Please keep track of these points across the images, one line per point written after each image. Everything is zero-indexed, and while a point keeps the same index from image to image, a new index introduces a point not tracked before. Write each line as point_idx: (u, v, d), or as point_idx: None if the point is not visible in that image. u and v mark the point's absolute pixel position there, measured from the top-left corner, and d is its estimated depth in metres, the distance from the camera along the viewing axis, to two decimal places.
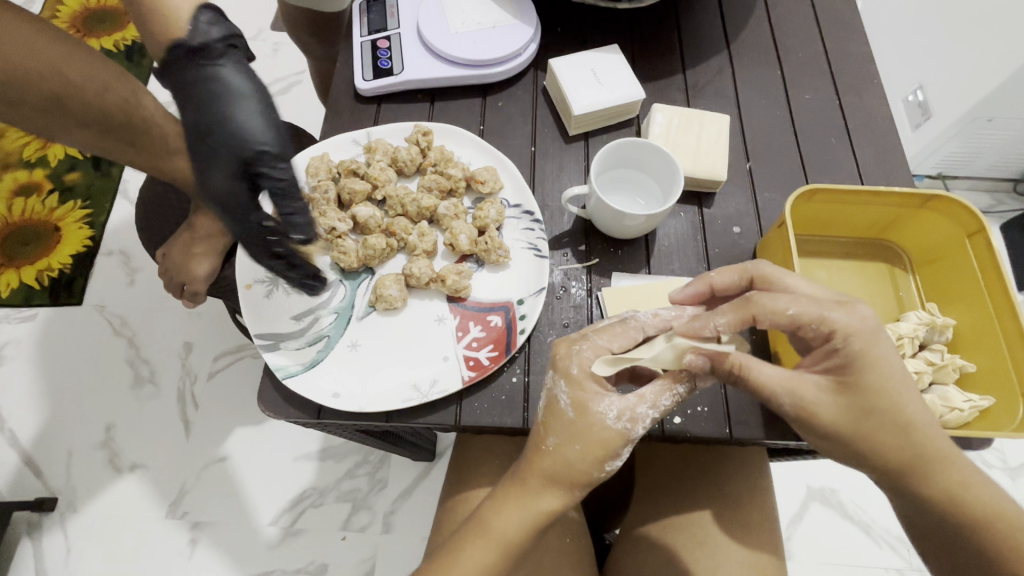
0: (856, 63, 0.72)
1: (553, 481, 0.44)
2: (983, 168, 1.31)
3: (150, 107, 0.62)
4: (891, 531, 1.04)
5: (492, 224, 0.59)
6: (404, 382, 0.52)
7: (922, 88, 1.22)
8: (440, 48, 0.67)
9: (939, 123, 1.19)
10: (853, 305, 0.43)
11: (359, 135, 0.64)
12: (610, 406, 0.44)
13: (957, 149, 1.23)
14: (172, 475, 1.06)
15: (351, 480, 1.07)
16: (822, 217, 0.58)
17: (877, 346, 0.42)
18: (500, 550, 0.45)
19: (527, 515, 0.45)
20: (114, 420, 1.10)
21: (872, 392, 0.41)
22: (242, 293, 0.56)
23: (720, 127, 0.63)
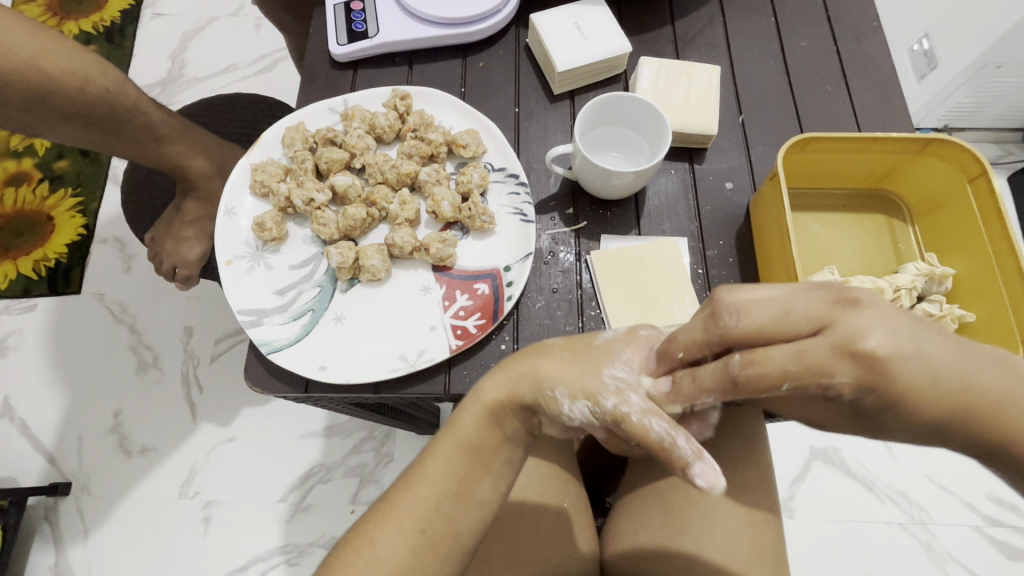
0: (854, 7, 0.69)
1: (513, 382, 0.44)
2: (991, 118, 1.27)
3: (114, 90, 0.67)
4: (893, 486, 1.04)
5: (476, 189, 0.58)
6: (390, 354, 0.52)
7: (927, 36, 1.17)
8: (415, 7, 0.64)
9: (945, 72, 1.14)
10: (862, 348, 0.30)
11: (335, 102, 0.61)
12: (617, 371, 0.42)
13: (964, 100, 1.19)
14: (182, 456, 1.07)
15: (358, 455, 1.08)
16: (815, 169, 0.56)
17: (904, 360, 0.30)
18: (460, 449, 0.44)
19: (480, 412, 0.44)
20: (122, 405, 1.10)
21: (918, 410, 0.31)
22: (224, 269, 0.54)
23: (711, 79, 0.61)
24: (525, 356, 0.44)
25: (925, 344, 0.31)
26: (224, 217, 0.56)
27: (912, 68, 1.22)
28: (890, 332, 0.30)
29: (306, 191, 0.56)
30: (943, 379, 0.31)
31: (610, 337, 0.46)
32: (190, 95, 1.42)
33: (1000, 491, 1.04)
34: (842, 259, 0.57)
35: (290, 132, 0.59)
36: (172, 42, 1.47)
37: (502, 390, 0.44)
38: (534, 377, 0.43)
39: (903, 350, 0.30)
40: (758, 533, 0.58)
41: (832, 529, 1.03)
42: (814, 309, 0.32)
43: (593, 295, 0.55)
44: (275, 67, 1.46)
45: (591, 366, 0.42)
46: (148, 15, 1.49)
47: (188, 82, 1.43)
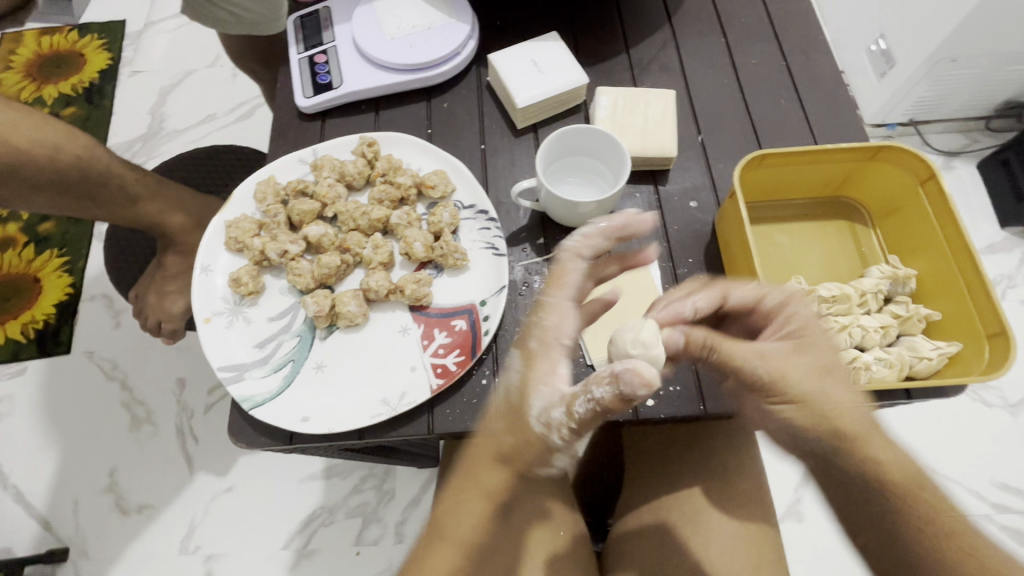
0: (799, 23, 0.72)
1: (496, 463, 0.47)
2: (955, 109, 1.31)
3: (85, 158, 0.69)
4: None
5: (447, 228, 0.59)
6: (372, 399, 0.52)
7: (883, 37, 1.22)
8: (375, 56, 0.66)
9: (904, 70, 1.18)
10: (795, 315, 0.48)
11: (305, 154, 0.63)
12: (542, 404, 0.44)
13: (926, 94, 1.23)
14: (181, 511, 1.06)
15: (359, 494, 1.07)
16: (775, 183, 0.58)
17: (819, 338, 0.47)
18: (460, 544, 0.49)
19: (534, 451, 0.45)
20: (117, 463, 1.09)
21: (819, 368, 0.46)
22: (203, 327, 0.55)
23: (666, 102, 0.62)
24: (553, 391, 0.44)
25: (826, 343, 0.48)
26: (200, 275, 0.57)
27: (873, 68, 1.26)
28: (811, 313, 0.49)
29: (279, 243, 0.57)
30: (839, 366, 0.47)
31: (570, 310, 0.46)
32: (171, 148, 1.44)
33: (1004, 477, 1.04)
34: (811, 267, 0.58)
35: (262, 187, 0.60)
36: (151, 97, 1.50)
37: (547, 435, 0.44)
38: (518, 460, 0.46)
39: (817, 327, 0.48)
40: (757, 548, 0.59)
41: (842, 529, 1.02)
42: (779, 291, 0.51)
43: None
44: (254, 113, 1.49)
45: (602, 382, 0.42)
46: (127, 72, 1.52)
47: (169, 135, 1.46)
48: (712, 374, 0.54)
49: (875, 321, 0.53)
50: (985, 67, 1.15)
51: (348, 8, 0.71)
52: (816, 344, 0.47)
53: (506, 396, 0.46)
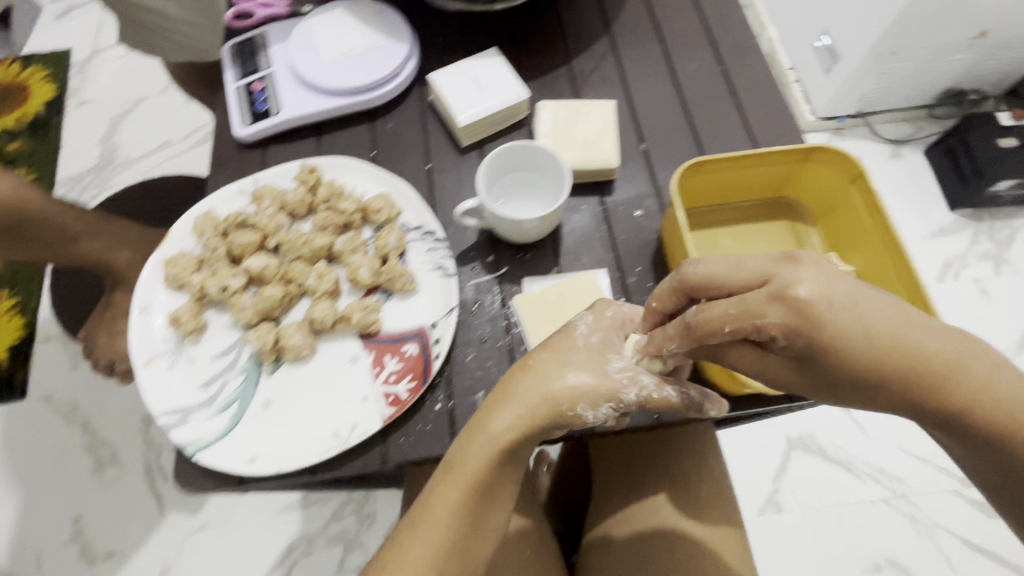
0: (734, 29, 0.74)
1: (528, 414, 0.44)
2: (900, 99, 1.34)
3: (20, 200, 0.67)
4: (871, 462, 1.07)
5: (393, 252, 0.58)
6: (323, 433, 0.51)
7: (827, 32, 1.25)
8: (313, 81, 0.65)
9: (849, 64, 1.21)
10: (793, 294, 0.35)
11: (245, 185, 0.62)
12: (620, 367, 0.46)
13: (873, 86, 1.26)
14: (153, 554, 1.02)
15: (339, 521, 1.04)
16: (716, 188, 0.58)
17: (832, 312, 0.35)
18: (469, 487, 0.44)
19: (492, 448, 0.44)
20: (81, 509, 1.05)
21: (842, 354, 0.35)
22: (142, 371, 0.53)
23: (607, 112, 0.63)
24: (526, 384, 0.45)
25: (850, 303, 0.35)
26: (138, 315, 0.55)
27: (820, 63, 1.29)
28: (820, 279, 0.36)
29: (219, 279, 0.55)
30: (880, 332, 0.35)
31: (586, 329, 0.48)
32: (125, 178, 1.40)
33: None
34: None
35: (200, 221, 0.59)
36: (100, 127, 1.45)
37: (513, 427, 0.44)
38: (552, 407, 0.44)
39: (831, 299, 0.35)
40: (723, 552, 0.60)
41: (820, 516, 1.04)
42: (762, 265, 0.38)
43: (522, 339, 0.56)
44: (209, 138, 1.46)
45: (595, 367, 0.45)
46: (73, 103, 1.47)
47: (122, 164, 1.41)
48: None
49: None
50: (924, 58, 1.19)
51: (285, 34, 0.70)
52: (836, 316, 0.35)
53: (578, 339, 0.47)
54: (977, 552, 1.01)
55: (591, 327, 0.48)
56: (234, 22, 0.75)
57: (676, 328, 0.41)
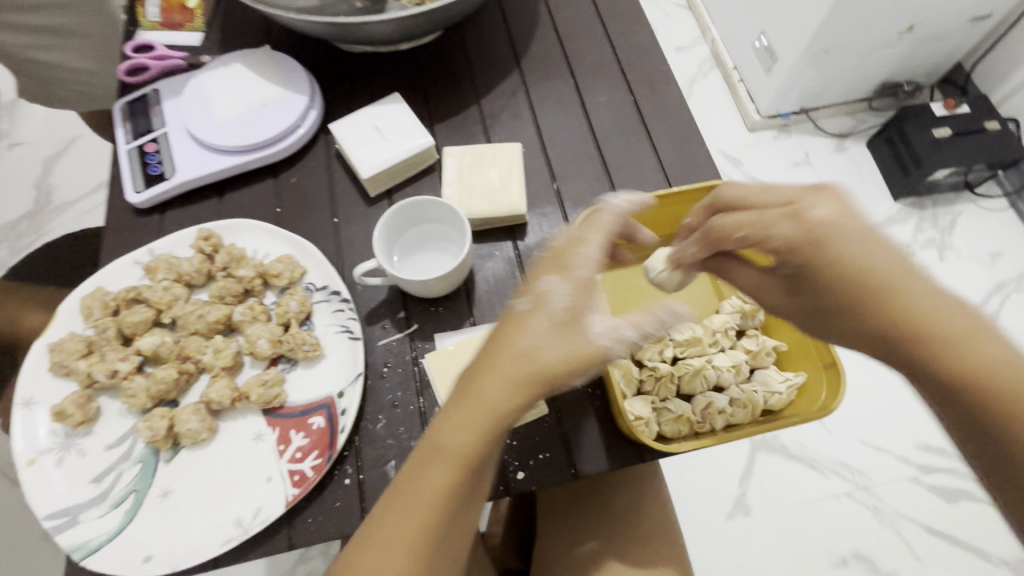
0: (645, 55, 0.73)
1: (513, 383, 0.38)
2: (839, 94, 1.34)
3: None
4: (834, 458, 1.08)
5: (296, 317, 0.56)
6: (223, 521, 0.48)
7: (764, 33, 1.27)
8: (207, 141, 0.63)
9: (786, 63, 1.22)
10: (808, 215, 0.40)
11: (139, 256, 0.59)
12: (599, 324, 0.39)
13: (813, 82, 1.27)
14: None
15: (306, 564, 0.97)
16: (625, 228, 0.58)
17: (845, 236, 0.39)
18: (456, 465, 0.38)
19: (486, 421, 0.38)
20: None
21: (833, 275, 0.39)
22: (27, 471, 0.50)
23: (512, 156, 0.62)
24: (510, 346, 0.38)
25: (860, 237, 0.39)
26: (21, 410, 0.52)
27: (759, 63, 1.30)
28: (833, 208, 0.40)
29: (108, 364, 0.52)
30: (875, 266, 0.38)
31: (557, 285, 0.40)
32: (63, 221, 1.32)
33: (926, 439, 1.09)
34: None
35: (87, 300, 0.56)
36: (34, 169, 1.37)
37: (505, 397, 0.38)
38: (539, 372, 0.38)
39: (842, 225, 0.40)
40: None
41: (786, 515, 1.05)
42: (786, 193, 0.43)
43: (434, 401, 0.54)
44: None
45: (573, 327, 0.39)
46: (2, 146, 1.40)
47: (60, 205, 1.33)
48: (581, 433, 0.52)
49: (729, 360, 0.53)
50: (857, 54, 1.20)
51: (179, 89, 0.68)
52: (851, 235, 0.39)
53: (551, 304, 0.39)
54: (942, 538, 1.03)
55: (560, 279, 0.41)
56: (127, 77, 0.70)
57: (697, 238, 0.47)
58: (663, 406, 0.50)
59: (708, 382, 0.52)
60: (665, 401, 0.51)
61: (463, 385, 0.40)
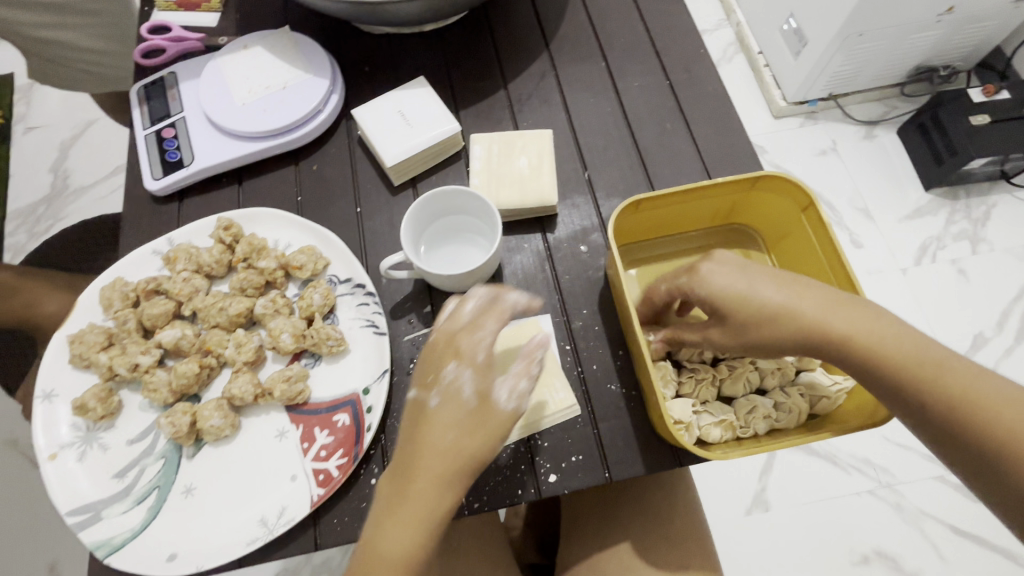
0: (679, 36, 0.70)
1: (441, 481, 0.41)
2: (870, 79, 1.28)
3: None
4: (856, 455, 1.05)
5: (319, 310, 0.54)
6: (249, 520, 0.47)
7: (793, 16, 1.20)
8: (227, 126, 0.61)
9: (816, 47, 1.15)
10: (699, 273, 0.45)
11: (158, 245, 0.57)
12: (502, 393, 0.43)
13: (841, 68, 1.20)
14: None
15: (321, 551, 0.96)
16: (663, 221, 0.55)
17: (745, 281, 0.44)
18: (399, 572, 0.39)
19: (421, 525, 0.40)
20: (57, 555, 0.97)
21: (747, 312, 0.43)
22: (48, 465, 0.49)
23: (543, 143, 0.59)
24: (422, 441, 0.41)
25: (759, 285, 0.43)
26: (42, 403, 0.51)
27: (787, 47, 1.24)
28: (726, 263, 0.45)
29: (128, 357, 0.51)
30: (770, 303, 0.43)
31: (453, 369, 0.43)
32: (77, 208, 1.31)
33: None
34: None
35: (106, 291, 0.54)
36: (51, 154, 1.36)
37: (433, 490, 0.40)
38: (463, 465, 0.41)
39: (736, 271, 0.44)
40: None
41: (807, 511, 1.03)
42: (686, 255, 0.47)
43: None
44: None
45: (476, 409, 0.42)
46: (20, 130, 1.38)
47: (77, 190, 1.33)
48: (615, 436, 0.50)
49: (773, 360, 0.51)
50: (893, 37, 1.13)
51: (196, 72, 0.65)
52: (751, 272, 0.44)
53: (458, 391, 0.42)
54: (966, 540, 1.00)
55: (460, 365, 0.43)
56: (143, 60, 0.67)
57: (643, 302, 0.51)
58: (704, 409, 0.49)
59: (751, 385, 0.50)
60: (707, 404, 0.49)
61: (391, 489, 0.41)
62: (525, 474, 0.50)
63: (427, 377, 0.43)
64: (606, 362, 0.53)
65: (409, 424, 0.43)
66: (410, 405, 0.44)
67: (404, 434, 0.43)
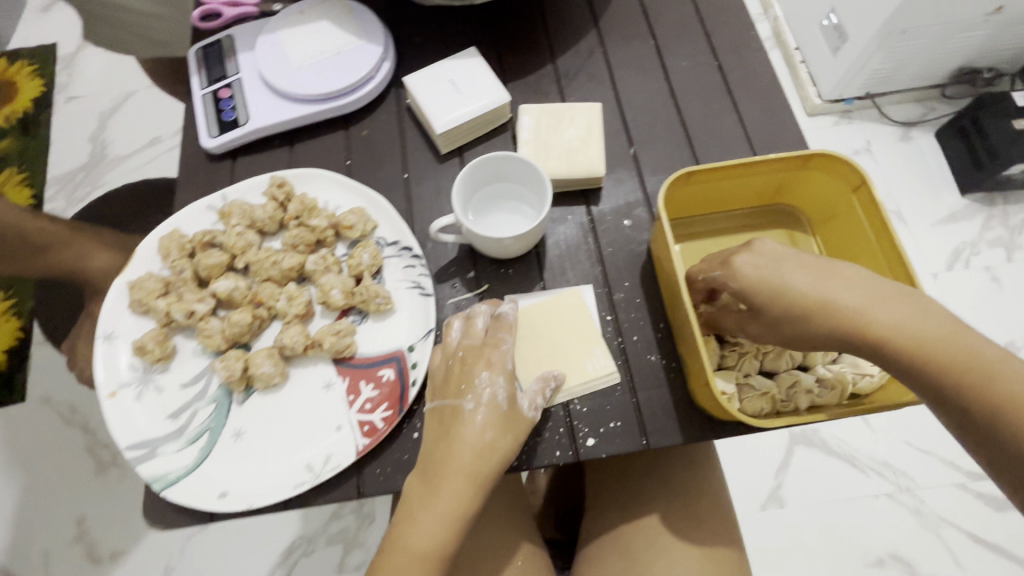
0: (729, 19, 0.69)
1: (472, 479, 0.44)
2: (909, 81, 1.25)
3: None
4: (876, 457, 1.04)
5: (368, 270, 0.55)
6: (295, 466, 0.49)
7: (834, 10, 1.16)
8: (283, 88, 0.62)
9: (856, 44, 1.11)
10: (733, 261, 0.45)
11: (213, 200, 0.59)
12: (525, 402, 0.48)
13: (880, 65, 1.16)
14: (155, 552, 0.96)
15: (339, 520, 0.98)
16: (710, 197, 0.55)
17: (779, 270, 0.44)
18: (427, 562, 0.43)
19: (452, 519, 0.43)
20: (84, 510, 0.98)
21: (777, 301, 0.43)
22: (108, 402, 0.51)
23: (591, 117, 0.59)
24: (458, 439, 0.45)
25: (791, 273, 0.44)
26: (103, 344, 0.53)
27: (826, 42, 1.20)
28: (762, 252, 0.45)
29: (185, 304, 0.53)
30: (804, 291, 0.43)
31: (489, 377, 0.47)
32: (116, 176, 1.31)
33: None
34: None
35: (165, 241, 0.56)
36: (90, 123, 1.36)
37: (465, 486, 0.44)
38: (492, 465, 0.45)
39: (772, 260, 0.44)
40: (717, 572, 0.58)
41: (823, 510, 1.02)
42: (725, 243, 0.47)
43: None
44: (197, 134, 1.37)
45: (510, 413, 0.46)
46: (61, 98, 1.38)
47: (115, 159, 1.33)
48: (653, 405, 0.51)
49: None
50: (937, 36, 1.09)
51: (252, 36, 0.67)
52: (787, 262, 0.44)
53: (488, 398, 0.46)
54: (986, 548, 0.99)
55: (493, 374, 0.47)
56: (200, 23, 0.69)
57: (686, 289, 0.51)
58: (746, 382, 0.49)
59: (794, 361, 0.51)
60: (749, 377, 0.50)
61: (423, 482, 0.44)
62: (563, 436, 0.51)
63: (457, 386, 0.47)
64: (646, 334, 0.54)
65: (437, 425, 0.46)
66: (436, 410, 0.47)
67: (432, 432, 0.46)
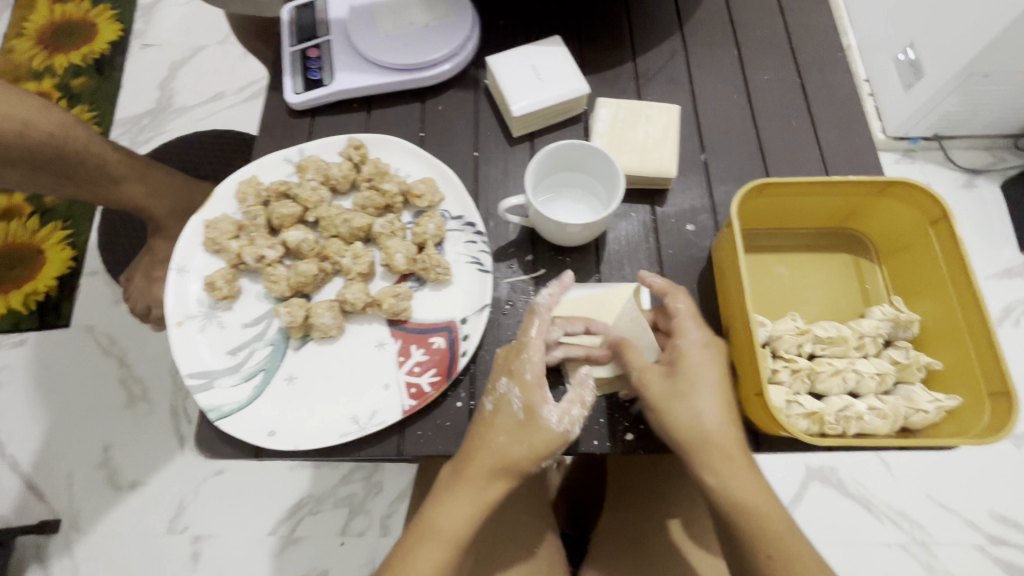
0: (816, 38, 0.68)
1: (494, 473, 0.46)
2: (983, 126, 1.20)
3: (82, 139, 0.70)
4: (893, 505, 1.01)
5: (431, 239, 0.56)
6: (341, 416, 0.51)
7: (913, 45, 1.11)
8: (370, 54, 0.64)
9: (931, 82, 1.06)
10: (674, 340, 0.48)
11: (291, 153, 0.61)
12: (552, 414, 0.46)
13: (952, 108, 1.11)
14: (172, 488, 1.00)
15: (347, 485, 1.00)
16: (780, 211, 0.55)
17: (697, 367, 0.47)
18: (450, 543, 0.46)
19: (476, 506, 0.46)
20: (112, 438, 1.02)
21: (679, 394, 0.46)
22: (174, 330, 0.53)
23: (668, 118, 0.59)
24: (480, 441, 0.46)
25: (707, 378, 0.46)
26: (176, 275, 0.55)
27: (898, 78, 1.15)
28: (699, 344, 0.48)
29: (256, 248, 0.55)
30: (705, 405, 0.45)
31: (505, 387, 0.47)
32: (178, 125, 1.37)
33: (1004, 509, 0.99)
34: (811, 303, 0.56)
35: (243, 187, 0.58)
36: (161, 71, 1.41)
37: (487, 478, 0.46)
38: (514, 466, 0.46)
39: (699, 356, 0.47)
40: None
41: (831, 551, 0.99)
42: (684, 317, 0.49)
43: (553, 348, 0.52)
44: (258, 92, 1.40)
45: (527, 425, 0.46)
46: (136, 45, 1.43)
47: (179, 108, 1.38)
48: None
49: (872, 366, 0.50)
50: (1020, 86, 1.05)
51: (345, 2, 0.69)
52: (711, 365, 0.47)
53: (507, 406, 0.47)
54: None
55: (510, 383, 0.47)
56: None
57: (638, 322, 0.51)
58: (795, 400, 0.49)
59: (846, 386, 0.50)
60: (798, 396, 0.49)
61: (451, 472, 0.47)
62: (603, 425, 0.51)
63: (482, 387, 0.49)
64: None
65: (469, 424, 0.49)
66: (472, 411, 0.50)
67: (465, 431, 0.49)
